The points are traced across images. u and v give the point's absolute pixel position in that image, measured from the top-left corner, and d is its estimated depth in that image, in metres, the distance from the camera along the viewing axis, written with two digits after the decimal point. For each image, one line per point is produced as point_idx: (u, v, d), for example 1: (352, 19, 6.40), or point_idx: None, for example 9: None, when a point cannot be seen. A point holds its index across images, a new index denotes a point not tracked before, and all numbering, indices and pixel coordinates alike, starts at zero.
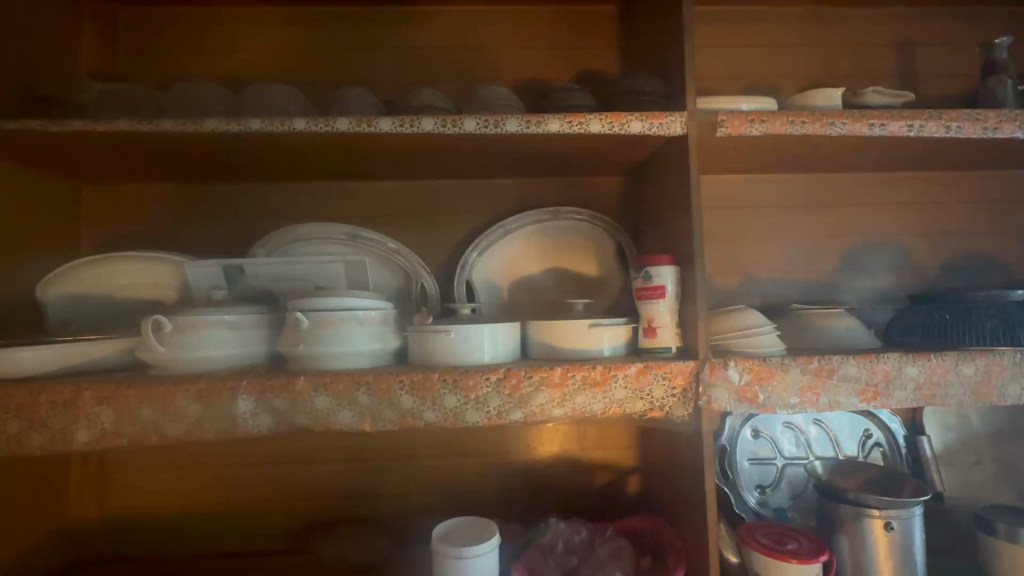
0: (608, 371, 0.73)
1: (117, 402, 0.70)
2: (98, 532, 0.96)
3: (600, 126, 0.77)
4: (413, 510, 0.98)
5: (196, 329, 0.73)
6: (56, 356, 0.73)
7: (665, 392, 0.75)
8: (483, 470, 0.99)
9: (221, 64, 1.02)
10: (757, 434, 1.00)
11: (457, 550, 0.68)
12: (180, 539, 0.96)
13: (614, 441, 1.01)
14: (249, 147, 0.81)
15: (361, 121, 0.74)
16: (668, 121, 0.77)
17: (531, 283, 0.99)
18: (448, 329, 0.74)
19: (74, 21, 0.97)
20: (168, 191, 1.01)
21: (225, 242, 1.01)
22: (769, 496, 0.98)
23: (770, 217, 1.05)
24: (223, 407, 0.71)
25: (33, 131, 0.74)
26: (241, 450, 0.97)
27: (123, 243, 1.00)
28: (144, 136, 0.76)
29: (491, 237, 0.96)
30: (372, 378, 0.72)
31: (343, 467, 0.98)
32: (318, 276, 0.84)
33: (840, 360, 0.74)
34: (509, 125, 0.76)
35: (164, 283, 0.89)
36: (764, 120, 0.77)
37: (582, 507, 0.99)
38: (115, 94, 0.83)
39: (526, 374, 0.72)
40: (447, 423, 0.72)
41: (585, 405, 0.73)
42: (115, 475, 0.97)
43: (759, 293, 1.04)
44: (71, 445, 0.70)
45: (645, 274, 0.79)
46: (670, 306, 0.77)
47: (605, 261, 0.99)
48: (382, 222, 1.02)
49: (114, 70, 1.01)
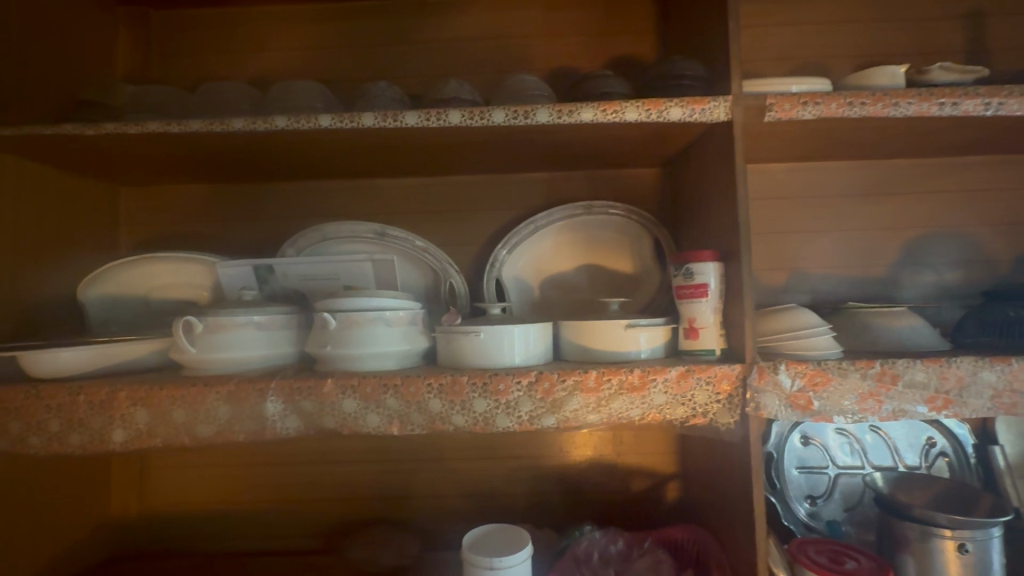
0: (646, 375, 0.69)
1: (150, 403, 0.70)
2: (136, 526, 0.99)
3: (636, 114, 0.72)
4: (442, 514, 0.96)
5: (225, 330, 0.72)
6: (94, 357, 0.74)
7: (708, 398, 0.70)
8: (514, 473, 0.96)
9: (249, 63, 1.02)
10: (807, 440, 0.93)
11: (489, 560, 0.66)
12: (213, 535, 0.98)
13: (650, 446, 0.96)
14: (275, 146, 0.80)
15: (387, 115, 0.72)
16: (711, 107, 0.71)
17: (563, 281, 0.96)
18: (476, 330, 0.71)
19: (108, 26, 0.99)
20: (200, 192, 1.02)
21: (256, 242, 1.01)
22: (820, 507, 0.91)
23: (820, 208, 0.98)
24: (252, 409, 0.71)
25: (68, 135, 0.74)
26: (271, 449, 0.98)
27: (158, 244, 1.02)
28: (173, 137, 0.76)
29: (521, 233, 0.92)
30: (400, 380, 0.70)
31: (372, 469, 0.97)
32: (346, 276, 0.82)
33: (905, 365, 0.68)
34: (539, 116, 0.72)
35: (198, 283, 0.90)
36: (819, 102, 0.71)
37: (617, 514, 0.95)
38: (146, 95, 0.84)
39: (559, 377, 0.69)
40: (477, 428, 0.69)
41: (622, 411, 0.69)
42: (152, 472, 0.99)
43: (809, 290, 0.97)
44: (107, 445, 0.71)
45: (685, 272, 0.74)
46: (714, 305, 0.72)
47: (641, 257, 0.94)
48: (409, 220, 1.00)
49: (147, 72, 1.02)
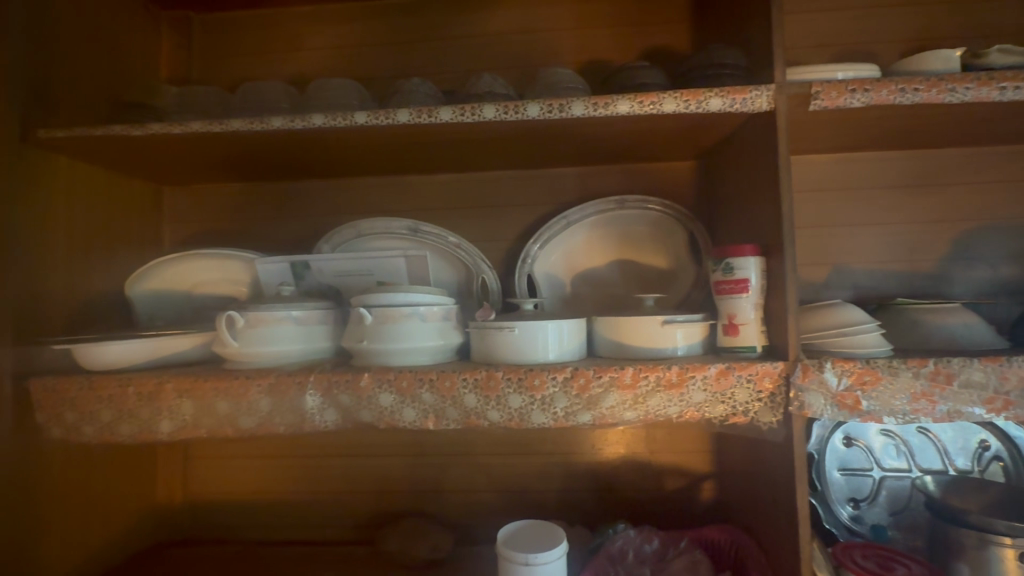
0: (684, 372, 0.68)
1: (195, 395, 0.73)
2: (180, 514, 1.02)
3: (674, 105, 0.70)
4: (474, 509, 0.96)
5: (266, 324, 0.74)
6: (142, 349, 0.76)
7: (749, 396, 0.68)
8: (545, 469, 0.96)
9: (285, 64, 1.04)
10: (851, 442, 0.90)
11: (524, 556, 0.65)
12: (251, 524, 1.01)
13: (685, 444, 0.94)
14: (312, 144, 0.81)
15: (421, 111, 0.72)
16: (753, 96, 0.69)
17: (595, 277, 0.94)
18: (511, 325, 0.71)
19: (151, 30, 1.02)
20: (238, 190, 1.04)
21: (292, 239, 1.03)
22: (863, 511, 0.88)
23: (865, 201, 0.94)
24: (292, 402, 0.72)
25: (118, 136, 0.77)
26: (306, 441, 1.00)
27: (199, 241, 1.05)
28: (215, 136, 0.78)
29: (553, 229, 0.92)
30: (436, 375, 0.70)
31: (405, 463, 0.98)
32: (381, 271, 0.83)
33: (961, 364, 0.64)
34: (574, 109, 0.71)
35: (237, 279, 0.92)
36: (867, 89, 0.68)
37: (651, 513, 0.94)
38: (189, 97, 0.87)
39: (595, 373, 0.68)
40: (512, 424, 0.69)
41: (659, 408, 0.68)
42: (194, 462, 1.03)
43: (853, 286, 0.93)
44: (156, 434, 0.74)
45: (725, 266, 0.72)
46: (755, 301, 0.70)
47: (675, 252, 0.92)
48: (441, 216, 1.00)
49: (188, 75, 1.05)
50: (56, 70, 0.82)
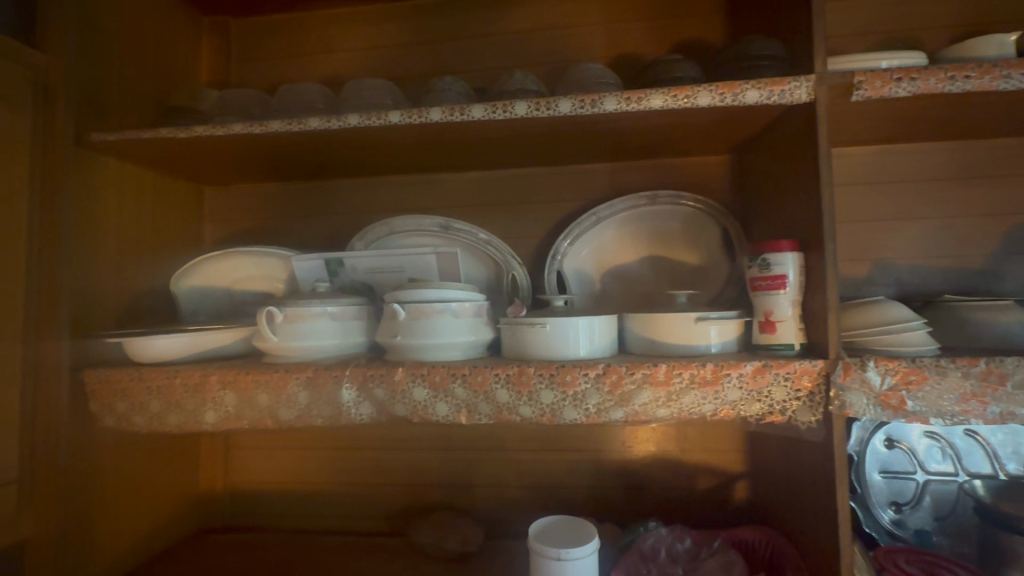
0: (719, 370, 0.66)
1: (237, 387, 0.75)
2: (221, 501, 1.06)
3: (709, 98, 0.69)
4: (504, 504, 0.97)
5: (303, 319, 0.76)
6: (187, 343, 0.79)
7: (787, 394, 0.66)
8: (575, 465, 0.96)
9: (319, 65, 1.06)
10: (893, 444, 0.87)
11: (556, 551, 0.66)
12: (288, 514, 1.04)
13: (718, 443, 0.93)
14: (346, 143, 0.83)
15: (453, 109, 0.73)
16: (791, 88, 0.67)
17: (625, 273, 0.94)
18: (543, 322, 0.71)
19: (193, 36, 1.06)
20: (275, 190, 1.07)
21: (326, 237, 1.05)
22: (906, 515, 0.85)
23: (908, 194, 0.90)
24: (329, 395, 0.74)
25: (165, 139, 0.81)
26: (341, 435, 1.03)
27: (238, 240, 1.08)
28: (255, 137, 0.80)
29: (583, 225, 0.92)
30: (468, 370, 0.71)
31: (436, 457, 0.99)
32: (413, 268, 0.85)
33: (1016, 364, 0.61)
34: (606, 104, 0.70)
35: (275, 277, 0.95)
36: (914, 77, 0.65)
37: (682, 511, 0.93)
38: (229, 99, 0.89)
39: (627, 370, 0.68)
40: (544, 419, 0.69)
41: (693, 406, 0.67)
42: (233, 452, 1.06)
43: (895, 282, 0.90)
44: (201, 425, 0.77)
45: (761, 262, 0.70)
46: (793, 297, 0.69)
47: (708, 248, 0.91)
48: (471, 213, 1.01)
49: (227, 78, 1.09)
50: (106, 77, 0.86)
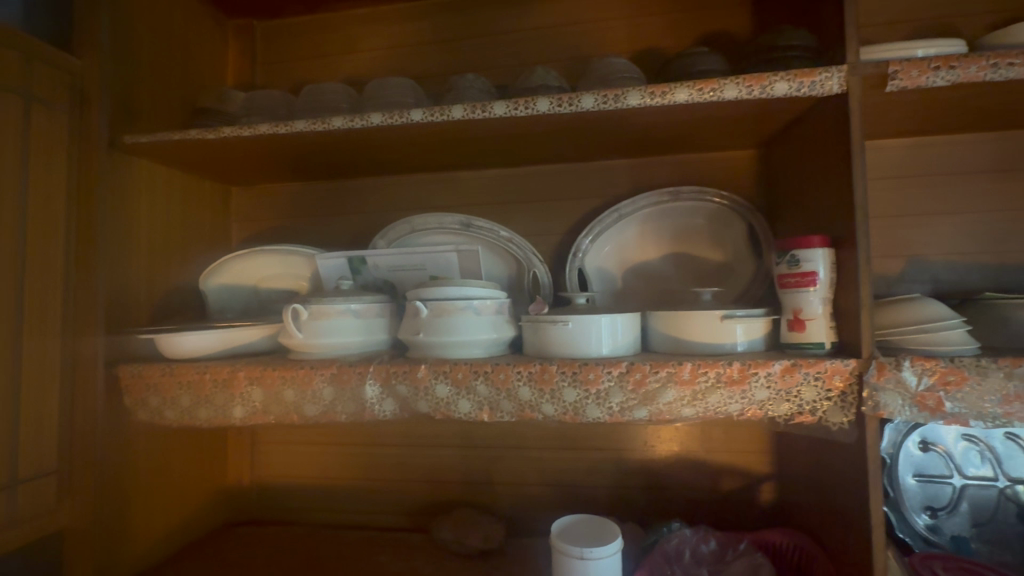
0: (746, 369, 0.65)
1: (264, 383, 0.77)
2: (248, 495, 1.09)
3: (736, 91, 0.67)
4: (525, 502, 0.97)
5: (327, 316, 0.77)
6: (215, 340, 0.81)
7: (817, 394, 0.64)
8: (597, 465, 0.95)
9: (342, 65, 1.07)
10: (928, 446, 0.84)
11: (579, 550, 0.65)
12: (312, 508, 1.06)
13: (744, 443, 0.91)
14: (369, 142, 0.84)
15: (475, 106, 0.73)
16: (822, 79, 0.65)
17: (648, 270, 0.93)
18: (565, 320, 0.70)
19: (220, 40, 1.08)
20: (299, 189, 1.09)
21: (350, 235, 1.06)
22: (942, 520, 0.82)
23: (945, 188, 0.87)
24: (353, 391, 0.75)
25: (194, 141, 0.83)
26: (364, 431, 1.04)
27: (263, 238, 1.10)
28: (280, 138, 0.81)
29: (605, 222, 0.91)
30: (490, 368, 0.71)
31: (458, 454, 1.00)
32: (435, 266, 0.85)
33: None
34: (630, 99, 0.69)
35: (300, 275, 0.97)
36: (953, 66, 0.63)
37: (707, 512, 0.92)
38: (256, 101, 0.91)
39: (651, 368, 0.67)
40: (566, 417, 0.69)
41: (719, 405, 0.66)
42: (260, 446, 1.09)
43: (931, 279, 0.87)
44: (230, 419, 0.79)
45: (790, 259, 0.69)
46: (824, 295, 0.67)
47: (734, 244, 0.89)
48: (491, 210, 1.01)
49: (253, 80, 1.11)
50: (138, 81, 0.88)
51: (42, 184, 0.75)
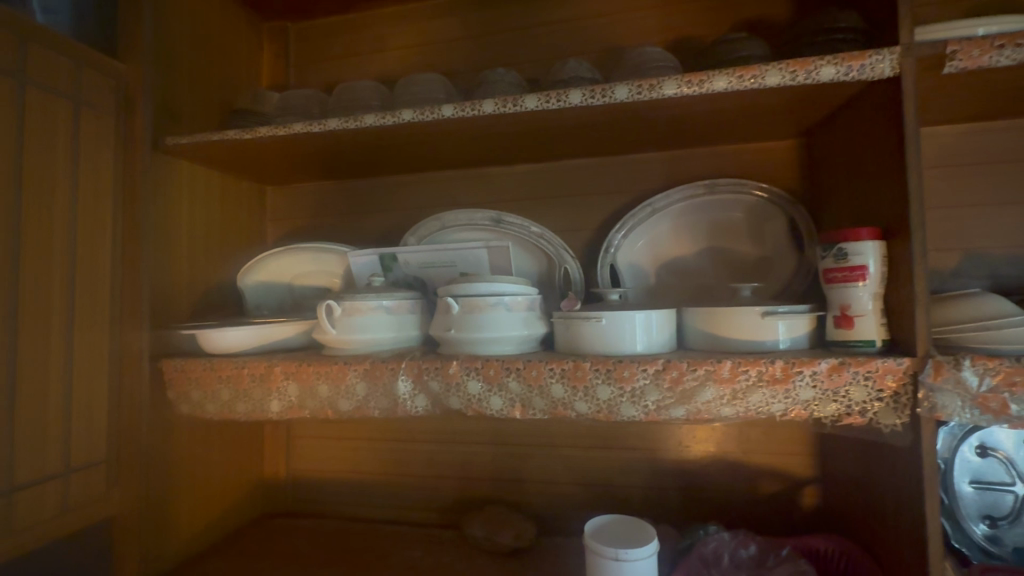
0: (790, 367, 0.62)
1: (299, 378, 0.78)
2: (284, 488, 1.11)
3: (779, 77, 0.64)
4: (556, 501, 0.96)
5: (360, 312, 0.77)
6: (252, 336, 0.82)
7: (867, 395, 0.61)
8: (630, 464, 0.93)
9: (373, 64, 1.08)
10: (987, 452, 0.79)
11: (614, 551, 0.64)
12: (346, 502, 1.07)
13: (784, 444, 0.88)
14: (400, 138, 0.84)
15: (506, 100, 0.72)
16: (872, 62, 0.62)
17: (682, 266, 0.90)
18: (598, 316, 0.69)
19: (255, 42, 1.11)
20: (331, 188, 1.11)
21: (381, 232, 1.07)
22: (1003, 531, 0.77)
23: (1005, 176, 0.81)
24: (386, 387, 0.75)
25: (231, 141, 0.84)
26: (395, 427, 1.05)
27: (297, 236, 1.12)
28: (313, 136, 0.82)
29: (637, 216, 0.89)
30: (522, 365, 0.70)
31: (489, 451, 0.99)
32: (465, 262, 0.85)
33: None
34: (665, 88, 0.67)
35: (333, 272, 0.98)
36: (1021, 44, 0.58)
37: (745, 516, 0.89)
38: (290, 101, 0.93)
39: (689, 366, 0.65)
40: (600, 416, 0.68)
41: (761, 405, 0.63)
42: (295, 440, 1.11)
43: (991, 274, 0.81)
44: (267, 414, 0.80)
45: (837, 253, 0.65)
46: (874, 290, 0.63)
47: (773, 238, 0.86)
48: (521, 206, 1.00)
49: (286, 80, 1.13)
50: (178, 85, 0.91)
51: (90, 184, 0.78)
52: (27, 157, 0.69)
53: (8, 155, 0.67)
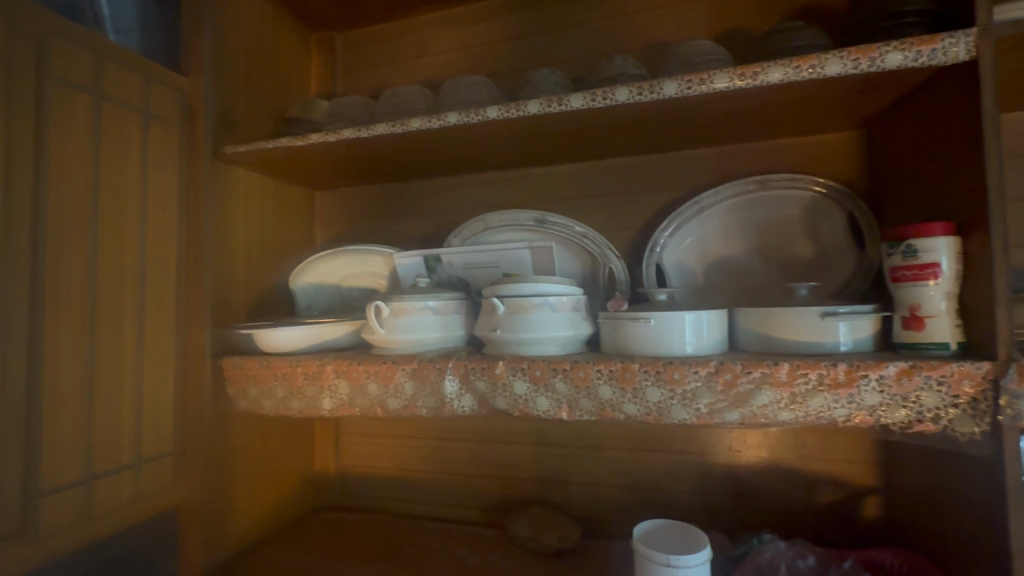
0: (854, 371, 0.59)
1: (350, 376, 0.80)
2: (332, 482, 1.15)
3: (839, 66, 0.61)
4: (601, 504, 0.95)
5: (408, 312, 0.79)
6: (304, 336, 0.85)
7: (940, 401, 0.57)
8: (677, 468, 0.91)
9: (416, 69, 1.11)
10: None
11: (665, 557, 0.62)
12: (391, 498, 1.10)
13: (843, 451, 0.84)
14: (444, 141, 0.85)
15: (551, 100, 0.71)
16: (945, 46, 0.58)
17: (732, 265, 0.87)
18: (646, 316, 0.67)
19: (304, 53, 1.15)
20: (376, 191, 1.14)
21: (424, 234, 1.09)
22: None
23: None
24: (433, 386, 0.76)
25: (285, 148, 0.88)
26: (439, 425, 1.06)
27: (344, 238, 1.16)
28: (362, 141, 0.85)
29: (684, 215, 0.87)
30: (569, 365, 0.69)
31: (531, 451, 0.99)
32: (509, 263, 0.85)
33: None
34: (716, 82, 0.65)
35: (378, 273, 1.01)
36: None
37: (801, 524, 0.85)
38: (340, 108, 0.96)
39: (743, 368, 0.62)
40: (650, 418, 0.66)
41: (822, 410, 0.61)
42: (343, 437, 1.14)
43: None
44: (319, 411, 0.83)
45: (905, 250, 0.62)
46: (948, 290, 0.60)
47: (830, 235, 0.82)
48: (563, 206, 0.99)
49: (334, 88, 1.17)
50: (235, 96, 0.96)
51: (158, 192, 0.83)
52: (103, 167, 0.75)
53: (87, 165, 0.72)
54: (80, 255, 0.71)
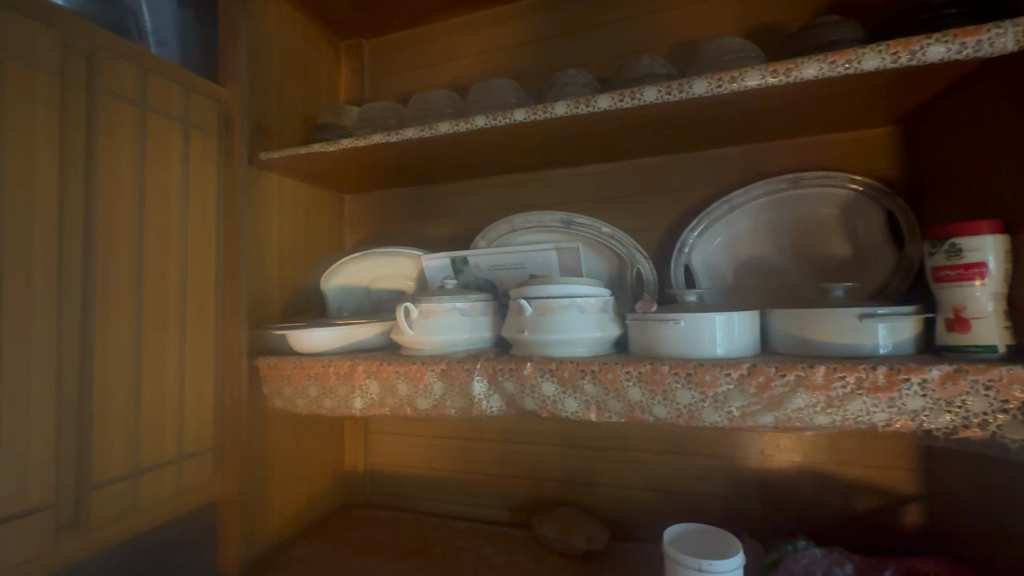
0: (895, 374, 0.57)
1: (381, 377, 0.81)
2: (362, 480, 1.17)
3: (877, 60, 0.59)
4: (629, 506, 0.94)
5: (437, 313, 0.80)
6: (336, 336, 0.87)
7: (988, 406, 0.55)
8: (707, 472, 0.90)
9: (442, 74, 1.12)
10: None
11: (696, 561, 0.61)
12: (419, 496, 1.12)
13: (881, 456, 0.81)
14: (473, 144, 0.86)
15: (579, 101, 0.71)
16: (991, 37, 0.55)
17: (764, 264, 0.85)
18: (676, 318, 0.67)
19: (334, 60, 1.18)
20: (404, 194, 1.16)
21: (451, 236, 1.10)
22: None
23: None
24: (462, 386, 0.77)
25: (317, 153, 0.90)
26: (466, 425, 1.07)
27: (372, 240, 1.18)
28: (391, 145, 0.86)
29: (713, 214, 0.86)
30: (598, 366, 0.69)
31: (558, 452, 0.99)
32: (536, 264, 0.86)
33: None
34: (747, 79, 0.64)
35: (406, 275, 1.03)
36: None
37: (837, 531, 0.83)
38: (369, 113, 0.98)
39: (777, 371, 0.61)
40: (681, 421, 0.66)
41: (861, 414, 0.59)
42: (372, 435, 1.17)
43: None
44: (350, 410, 0.84)
45: (949, 249, 0.60)
46: (995, 291, 0.57)
47: (868, 234, 0.80)
48: (590, 207, 0.99)
49: (363, 94, 1.19)
50: (270, 104, 0.99)
51: (198, 198, 0.86)
52: (148, 175, 0.78)
53: (133, 173, 0.76)
54: (128, 259, 0.75)
